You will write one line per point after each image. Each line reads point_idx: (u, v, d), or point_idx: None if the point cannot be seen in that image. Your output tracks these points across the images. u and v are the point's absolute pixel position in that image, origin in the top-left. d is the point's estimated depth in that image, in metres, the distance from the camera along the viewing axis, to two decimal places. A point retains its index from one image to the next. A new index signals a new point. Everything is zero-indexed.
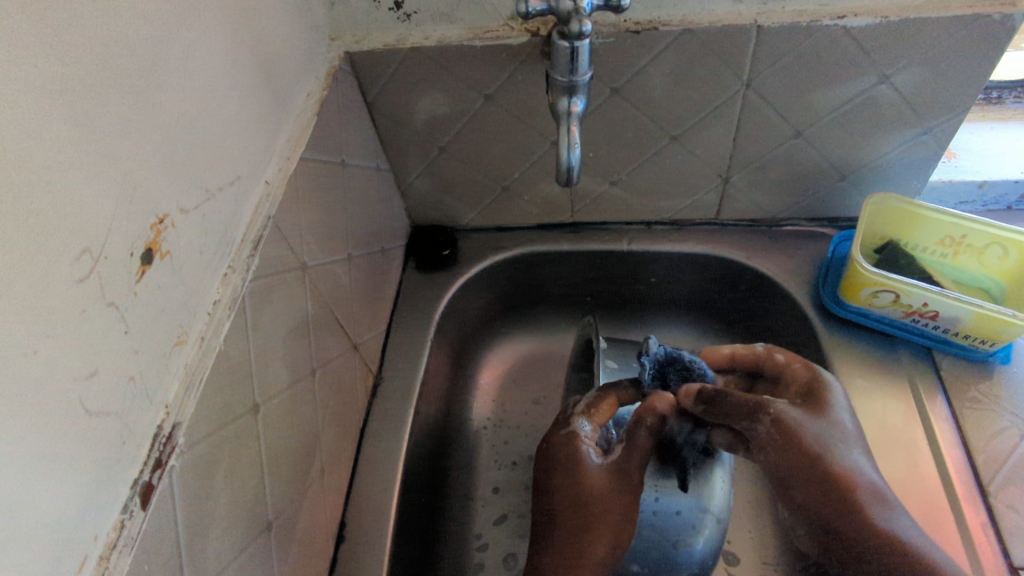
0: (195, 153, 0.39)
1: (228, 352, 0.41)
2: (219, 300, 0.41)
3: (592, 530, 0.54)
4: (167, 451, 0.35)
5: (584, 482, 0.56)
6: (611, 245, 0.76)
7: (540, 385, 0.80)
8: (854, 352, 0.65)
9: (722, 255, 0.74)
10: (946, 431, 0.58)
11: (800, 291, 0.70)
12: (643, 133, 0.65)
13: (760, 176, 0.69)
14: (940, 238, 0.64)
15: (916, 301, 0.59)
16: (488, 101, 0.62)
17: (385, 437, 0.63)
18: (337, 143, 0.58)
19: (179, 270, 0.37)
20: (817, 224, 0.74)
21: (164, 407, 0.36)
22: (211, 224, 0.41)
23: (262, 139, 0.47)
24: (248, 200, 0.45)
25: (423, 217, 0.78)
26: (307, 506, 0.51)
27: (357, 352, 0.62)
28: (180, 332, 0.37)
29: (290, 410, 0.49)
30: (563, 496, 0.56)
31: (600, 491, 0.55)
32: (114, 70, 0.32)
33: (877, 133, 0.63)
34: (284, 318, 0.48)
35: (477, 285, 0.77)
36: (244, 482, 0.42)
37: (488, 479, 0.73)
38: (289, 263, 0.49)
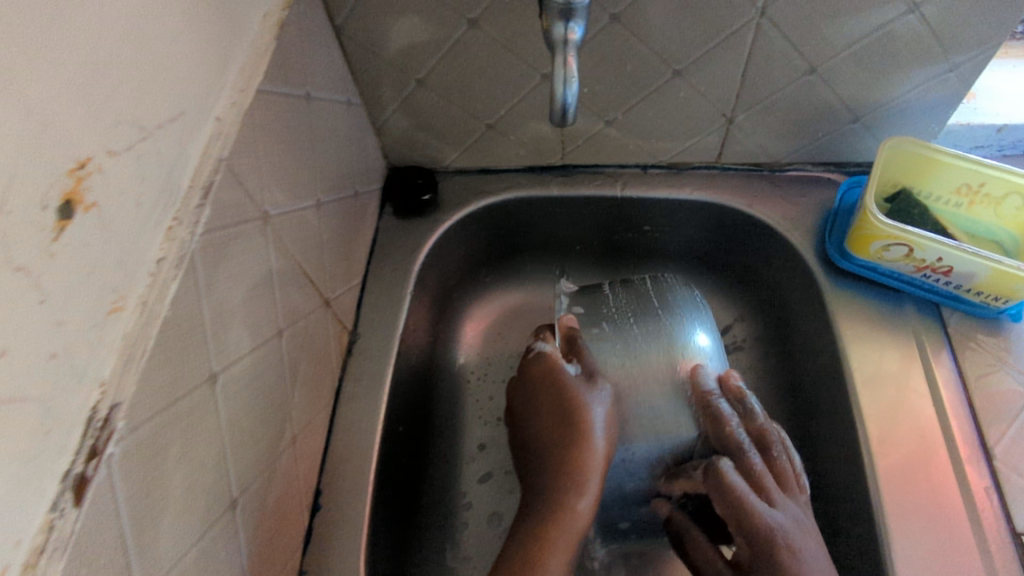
0: (125, 83, 0.33)
1: (176, 317, 0.36)
2: (164, 259, 0.35)
3: (585, 445, 0.52)
4: (104, 438, 0.30)
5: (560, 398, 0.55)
6: (603, 190, 0.71)
7: (526, 336, 0.76)
8: (858, 306, 0.61)
9: (721, 202, 0.69)
10: (952, 391, 0.56)
11: (803, 241, 0.66)
12: (644, 68, 0.59)
13: (769, 116, 0.64)
14: (957, 186, 0.60)
15: (930, 256, 0.56)
16: (472, 27, 0.55)
17: (363, 397, 0.59)
18: (300, 73, 0.51)
19: (111, 225, 0.32)
20: (824, 170, 0.70)
21: (99, 385, 0.31)
22: (150, 168, 0.35)
23: (210, 67, 0.40)
24: (195, 139, 0.39)
25: (400, 157, 0.71)
26: (278, 475, 0.47)
27: (329, 308, 0.57)
28: (115, 297, 0.32)
29: (255, 377, 0.44)
30: (545, 411, 0.56)
31: (577, 396, 0.53)
32: None
33: (899, 70, 0.58)
34: (243, 275, 0.43)
35: (459, 233, 0.72)
36: (203, 460, 0.38)
37: (474, 435, 0.70)
38: (247, 212, 0.44)
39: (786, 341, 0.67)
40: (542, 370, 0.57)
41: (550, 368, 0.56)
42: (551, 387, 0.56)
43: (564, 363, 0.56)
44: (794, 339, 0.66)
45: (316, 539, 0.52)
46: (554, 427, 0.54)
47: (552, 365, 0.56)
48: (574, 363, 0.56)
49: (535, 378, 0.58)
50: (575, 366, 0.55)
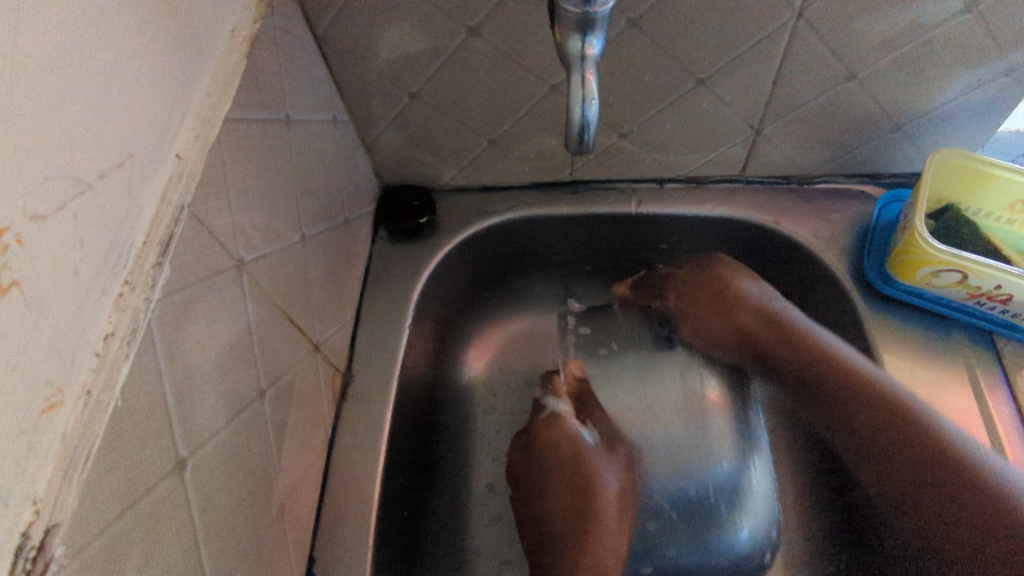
0: (52, 127, 0.27)
1: (130, 403, 0.30)
2: (114, 334, 0.30)
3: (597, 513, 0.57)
4: (37, 572, 0.24)
5: (568, 463, 0.59)
6: (616, 208, 0.65)
7: (535, 363, 0.71)
8: (902, 335, 0.56)
9: (746, 218, 0.63)
10: (1010, 427, 0.50)
11: (837, 261, 0.60)
12: (664, 76, 0.53)
13: (800, 126, 0.58)
14: (1010, 202, 0.54)
15: (987, 284, 0.50)
16: (472, 35, 0.49)
17: (359, 447, 0.53)
18: (278, 94, 0.45)
19: (39, 305, 0.26)
20: (856, 181, 0.64)
21: (31, 505, 0.25)
22: (91, 228, 0.29)
23: (167, 96, 0.34)
24: (150, 184, 0.33)
25: (394, 176, 0.65)
26: (265, 553, 0.42)
27: (319, 352, 0.51)
28: (49, 392, 0.26)
29: (235, 450, 0.39)
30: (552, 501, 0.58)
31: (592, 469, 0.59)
32: None
33: (949, 75, 0.52)
34: (216, 335, 0.37)
35: (460, 257, 0.66)
36: (172, 562, 0.32)
37: (481, 475, 0.65)
38: (219, 261, 0.38)
39: None
40: (568, 449, 0.60)
41: (559, 439, 0.61)
42: (566, 471, 0.59)
43: (579, 428, 0.62)
44: None
45: None
46: (562, 487, 0.58)
47: (571, 434, 0.61)
48: (590, 429, 0.62)
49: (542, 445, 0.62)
50: (592, 433, 0.61)
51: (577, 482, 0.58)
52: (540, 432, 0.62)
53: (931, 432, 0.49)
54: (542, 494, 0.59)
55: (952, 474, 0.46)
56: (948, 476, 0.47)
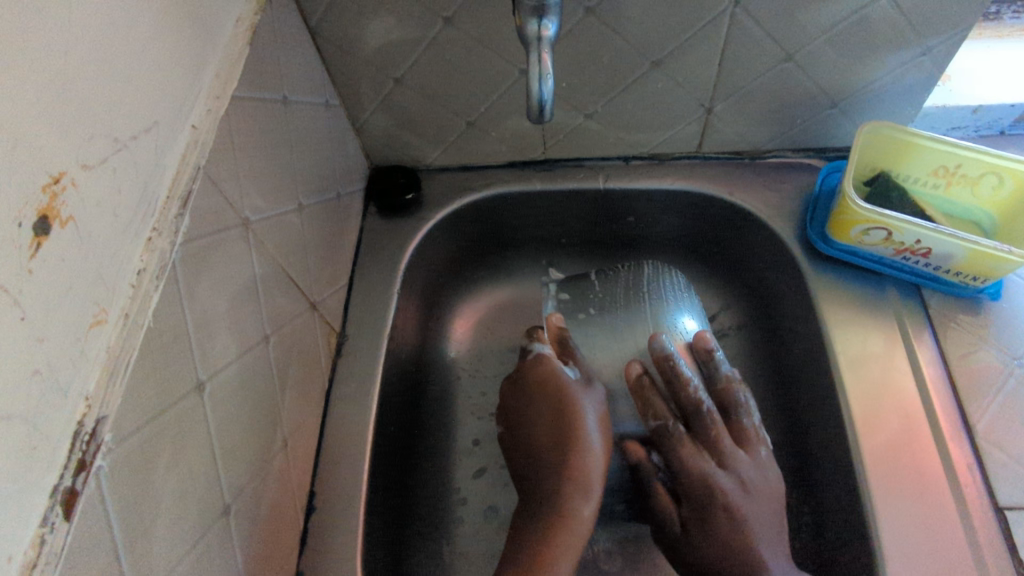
0: (95, 96, 0.32)
1: (159, 328, 0.35)
2: (145, 269, 0.35)
3: (581, 449, 0.57)
4: (91, 451, 0.30)
5: (553, 400, 0.60)
6: (586, 183, 0.71)
7: (516, 330, 0.77)
8: (841, 290, 0.62)
9: (703, 191, 0.70)
10: (933, 369, 0.57)
11: (785, 227, 0.67)
12: (621, 60, 0.59)
13: (747, 105, 0.64)
14: (934, 168, 0.61)
15: (909, 239, 0.57)
16: (448, 25, 0.55)
17: (353, 398, 0.59)
18: (276, 78, 0.51)
19: (88, 240, 0.32)
20: (803, 155, 0.70)
21: (84, 399, 0.31)
22: (127, 181, 0.35)
23: (184, 75, 0.40)
24: (172, 148, 0.39)
25: (382, 157, 0.71)
26: (271, 479, 0.48)
27: (316, 311, 0.57)
28: (96, 310, 0.32)
29: (244, 384, 0.44)
30: (539, 419, 0.60)
31: (574, 399, 0.60)
32: None
33: (874, 56, 0.58)
34: (227, 282, 0.43)
35: (444, 231, 0.72)
36: (193, 467, 0.38)
37: (467, 431, 0.71)
38: (228, 219, 0.44)
39: (774, 326, 0.68)
40: (553, 382, 0.61)
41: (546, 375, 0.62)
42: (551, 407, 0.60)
43: (562, 365, 0.63)
44: (781, 325, 0.67)
45: (311, 542, 0.52)
46: (548, 426, 0.60)
47: (553, 370, 0.62)
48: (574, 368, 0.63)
49: (531, 382, 0.63)
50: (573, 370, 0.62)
51: (566, 425, 0.59)
52: (528, 372, 0.63)
53: (719, 487, 0.55)
54: (534, 431, 0.60)
55: (727, 535, 0.53)
56: (761, 508, 0.54)
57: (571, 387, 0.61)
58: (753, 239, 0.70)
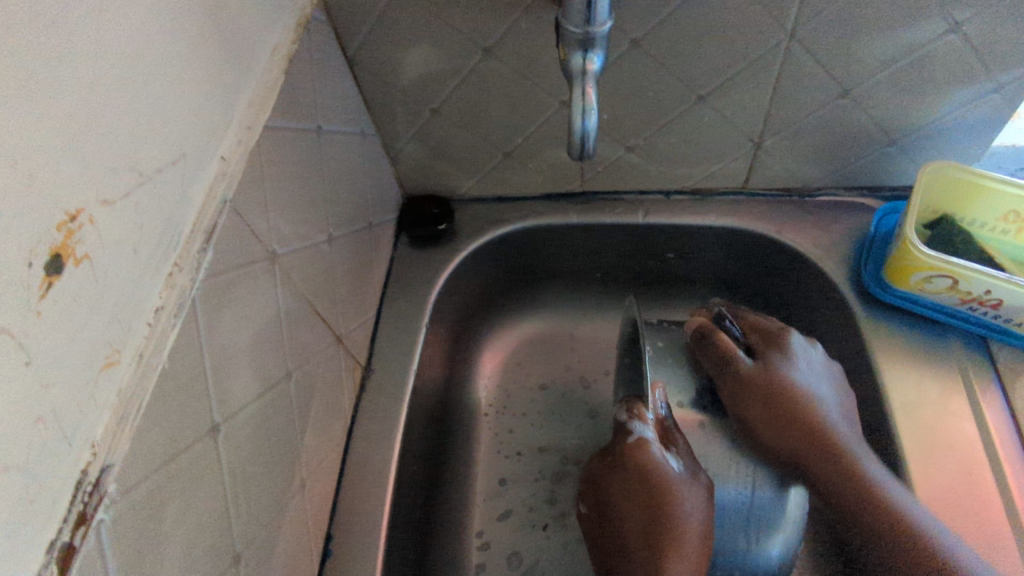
0: (120, 128, 0.31)
1: (174, 368, 0.34)
2: (163, 307, 0.34)
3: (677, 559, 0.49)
4: (93, 504, 0.28)
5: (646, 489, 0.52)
6: (625, 217, 0.68)
7: (547, 366, 0.74)
8: (899, 340, 0.58)
9: (749, 229, 0.66)
10: (1005, 434, 0.51)
11: (837, 270, 0.62)
12: (665, 93, 0.56)
13: (798, 141, 0.61)
14: (1003, 213, 0.56)
15: (977, 288, 0.52)
16: (487, 55, 0.54)
17: (375, 436, 0.57)
18: (311, 107, 0.50)
19: (104, 277, 0.30)
20: (857, 194, 0.66)
21: (90, 447, 0.29)
22: (149, 217, 0.33)
23: (215, 105, 0.39)
24: (199, 180, 0.38)
25: (416, 187, 0.70)
26: (286, 522, 0.45)
27: (341, 344, 0.56)
28: (109, 351, 0.30)
29: (261, 425, 0.42)
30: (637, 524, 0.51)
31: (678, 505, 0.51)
32: (5, 29, 0.25)
33: (939, 92, 0.54)
34: (249, 317, 0.41)
35: (476, 262, 0.70)
36: (203, 515, 0.36)
37: (493, 470, 0.68)
38: (254, 253, 0.42)
39: None
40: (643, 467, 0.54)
41: (649, 466, 0.54)
42: (640, 508, 0.52)
43: (664, 454, 0.55)
44: None
45: None
46: (641, 514, 0.52)
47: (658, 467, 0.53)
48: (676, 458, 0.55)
49: (630, 475, 0.54)
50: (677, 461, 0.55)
51: (660, 524, 0.50)
52: (626, 458, 0.55)
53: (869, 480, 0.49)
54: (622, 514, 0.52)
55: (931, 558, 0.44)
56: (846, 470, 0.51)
57: (671, 479, 0.53)
58: (801, 282, 0.66)
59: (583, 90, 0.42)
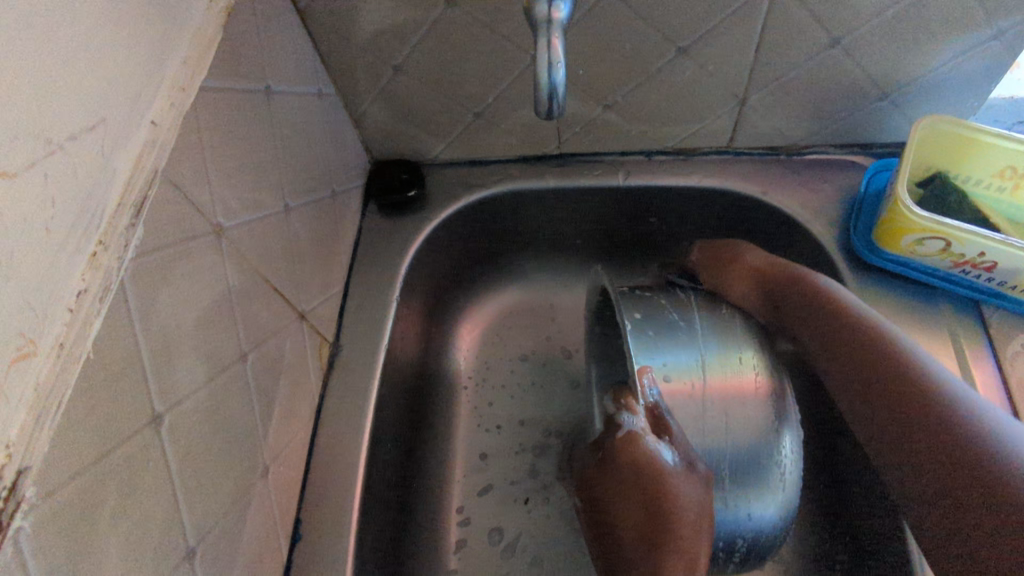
0: (18, 88, 0.27)
1: (102, 357, 0.31)
2: (87, 290, 0.31)
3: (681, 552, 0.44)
4: (10, 510, 0.26)
5: (644, 483, 0.47)
6: (604, 180, 0.65)
7: (527, 337, 0.72)
8: (888, 304, 0.55)
9: (734, 190, 0.63)
10: (995, 399, 0.50)
11: (825, 233, 0.60)
12: (645, 45, 0.53)
13: (786, 96, 0.57)
14: (999, 169, 0.54)
15: (971, 251, 0.50)
16: (452, 5, 0.49)
17: (345, 415, 0.54)
18: (258, 66, 0.46)
19: (9, 262, 0.27)
20: (846, 152, 0.63)
21: (5, 447, 0.26)
22: (61, 190, 0.30)
23: (141, 63, 0.35)
24: (125, 148, 0.34)
25: (383, 151, 0.66)
26: (248, 509, 0.43)
27: (305, 321, 0.53)
28: (21, 342, 0.27)
29: (213, 411, 0.40)
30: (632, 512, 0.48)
31: (674, 492, 0.45)
32: None
33: (936, 42, 0.51)
34: (193, 297, 0.38)
35: (450, 231, 0.67)
36: (148, 512, 0.33)
37: (473, 445, 0.66)
38: (195, 227, 0.39)
39: None
40: (640, 470, 0.47)
41: (641, 461, 0.47)
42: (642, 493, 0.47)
43: (657, 445, 0.47)
44: None
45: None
46: (640, 510, 0.47)
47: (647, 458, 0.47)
48: (669, 447, 0.47)
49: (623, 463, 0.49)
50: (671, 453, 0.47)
51: (664, 521, 0.45)
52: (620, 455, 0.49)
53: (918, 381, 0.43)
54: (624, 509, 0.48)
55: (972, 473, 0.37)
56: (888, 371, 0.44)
57: (668, 476, 0.46)
58: (788, 245, 0.63)
59: (547, 40, 0.38)
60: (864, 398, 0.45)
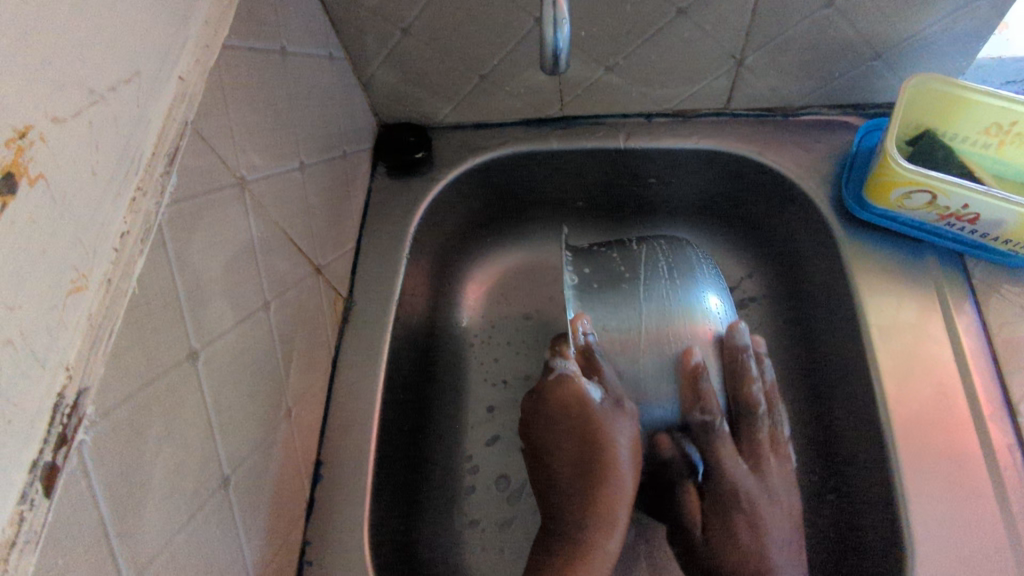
0: (66, 40, 0.29)
1: (144, 294, 0.33)
2: (129, 232, 0.33)
3: (614, 478, 0.53)
4: (73, 425, 0.29)
5: (580, 422, 0.54)
6: (605, 142, 0.67)
7: (530, 297, 0.75)
8: (877, 259, 0.58)
9: (731, 150, 0.65)
10: (976, 349, 0.53)
11: (818, 191, 0.62)
12: (645, 7, 0.54)
13: (782, 57, 0.59)
14: (985, 126, 0.56)
15: (955, 203, 0.52)
16: None
17: (361, 365, 0.57)
18: (273, 26, 0.48)
19: (63, 200, 0.29)
20: (840, 112, 0.65)
21: (64, 369, 0.29)
22: (105, 137, 0.32)
23: (169, 20, 0.37)
24: (157, 101, 0.36)
25: (391, 114, 0.68)
26: (274, 447, 0.46)
27: (321, 276, 0.55)
28: (74, 276, 0.30)
29: (242, 353, 0.42)
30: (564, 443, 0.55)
31: (606, 431, 0.53)
32: None
33: (926, 1, 0.52)
34: (221, 245, 0.41)
35: (456, 192, 0.69)
36: (188, 439, 0.36)
37: (480, 398, 0.69)
38: (221, 179, 0.41)
39: (803, 297, 0.65)
40: (573, 400, 0.54)
41: (570, 398, 0.54)
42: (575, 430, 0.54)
43: (586, 384, 0.54)
44: (811, 296, 0.64)
45: (318, 512, 0.51)
46: (574, 447, 0.55)
47: (576, 392, 0.54)
48: (597, 385, 0.53)
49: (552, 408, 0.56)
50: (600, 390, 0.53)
51: (593, 454, 0.53)
52: (548, 399, 0.56)
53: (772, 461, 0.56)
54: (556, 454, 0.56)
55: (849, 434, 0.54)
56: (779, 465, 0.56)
57: (599, 411, 0.53)
58: (783, 203, 0.66)
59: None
60: (725, 499, 0.55)
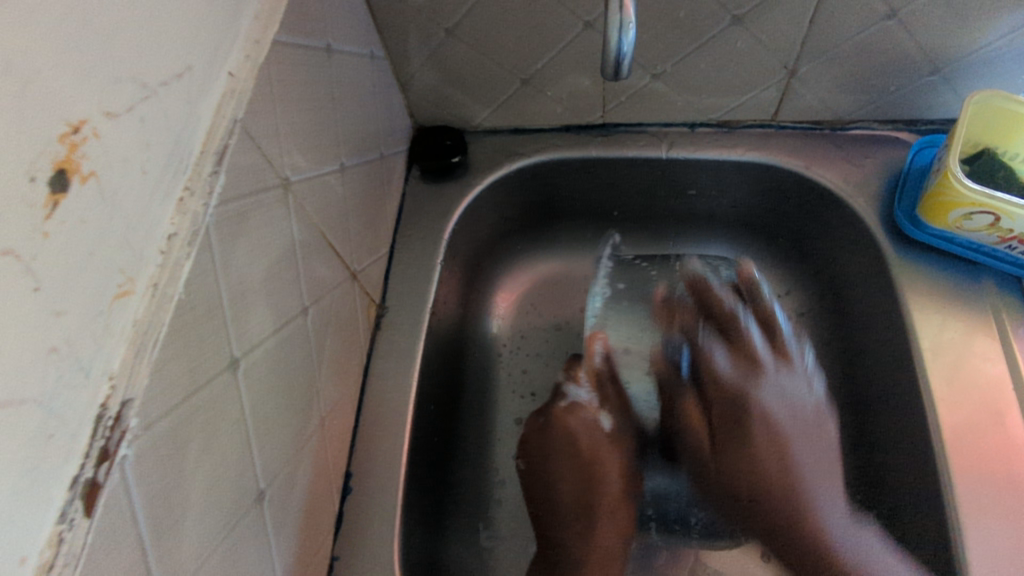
0: (120, 31, 0.28)
1: (190, 299, 0.32)
2: (177, 234, 0.31)
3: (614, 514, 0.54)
4: (115, 439, 0.27)
5: (582, 455, 0.56)
6: (646, 151, 0.65)
7: (560, 307, 0.73)
8: (930, 279, 0.56)
9: (777, 163, 0.63)
10: None
11: (868, 208, 0.60)
12: (700, 13, 0.53)
13: (836, 69, 0.57)
14: None
15: (1019, 226, 0.50)
16: None
17: (393, 373, 0.55)
18: (320, 23, 0.46)
19: (114, 200, 0.28)
20: (891, 128, 0.63)
21: (108, 379, 0.27)
22: (156, 134, 0.30)
23: (222, 13, 0.36)
24: (207, 97, 0.34)
25: (428, 116, 0.66)
26: (305, 459, 0.45)
27: (356, 281, 0.54)
28: (122, 280, 0.28)
29: (279, 361, 0.41)
30: (566, 481, 0.55)
31: (607, 458, 0.56)
32: None
33: (994, 14, 0.50)
34: (264, 249, 0.39)
35: (491, 198, 0.67)
36: (226, 452, 0.35)
37: (509, 410, 0.67)
38: (267, 180, 0.39)
39: (848, 317, 0.63)
40: (584, 437, 0.57)
41: (576, 430, 0.57)
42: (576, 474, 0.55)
43: (596, 415, 0.58)
44: (856, 317, 0.62)
45: (346, 526, 0.49)
46: (575, 484, 0.55)
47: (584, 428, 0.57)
48: (606, 418, 0.58)
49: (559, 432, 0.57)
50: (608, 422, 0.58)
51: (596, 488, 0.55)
52: (557, 421, 0.58)
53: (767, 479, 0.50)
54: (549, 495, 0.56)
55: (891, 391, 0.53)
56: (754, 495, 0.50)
57: (596, 445, 0.56)
58: (829, 220, 0.64)
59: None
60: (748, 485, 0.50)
